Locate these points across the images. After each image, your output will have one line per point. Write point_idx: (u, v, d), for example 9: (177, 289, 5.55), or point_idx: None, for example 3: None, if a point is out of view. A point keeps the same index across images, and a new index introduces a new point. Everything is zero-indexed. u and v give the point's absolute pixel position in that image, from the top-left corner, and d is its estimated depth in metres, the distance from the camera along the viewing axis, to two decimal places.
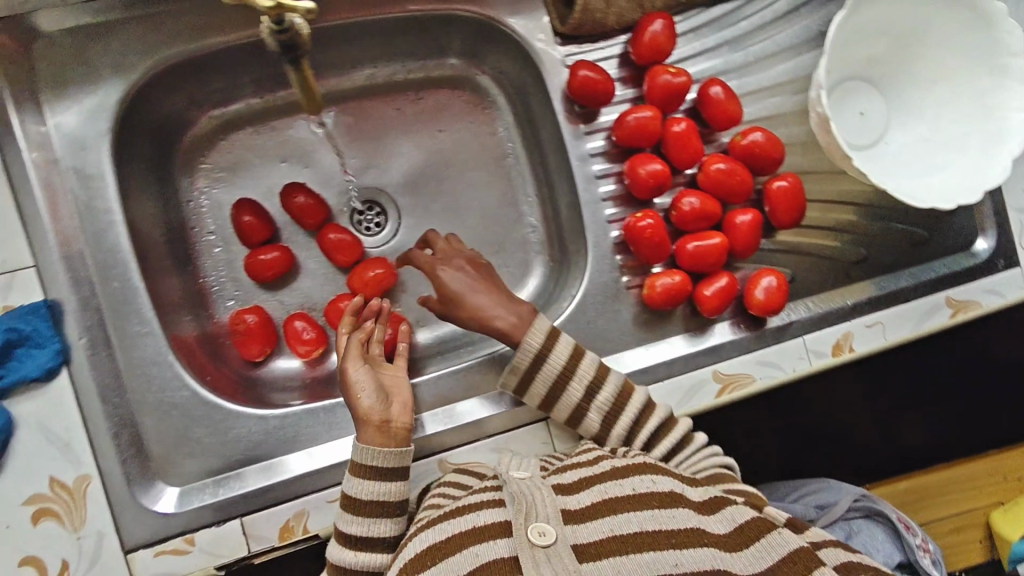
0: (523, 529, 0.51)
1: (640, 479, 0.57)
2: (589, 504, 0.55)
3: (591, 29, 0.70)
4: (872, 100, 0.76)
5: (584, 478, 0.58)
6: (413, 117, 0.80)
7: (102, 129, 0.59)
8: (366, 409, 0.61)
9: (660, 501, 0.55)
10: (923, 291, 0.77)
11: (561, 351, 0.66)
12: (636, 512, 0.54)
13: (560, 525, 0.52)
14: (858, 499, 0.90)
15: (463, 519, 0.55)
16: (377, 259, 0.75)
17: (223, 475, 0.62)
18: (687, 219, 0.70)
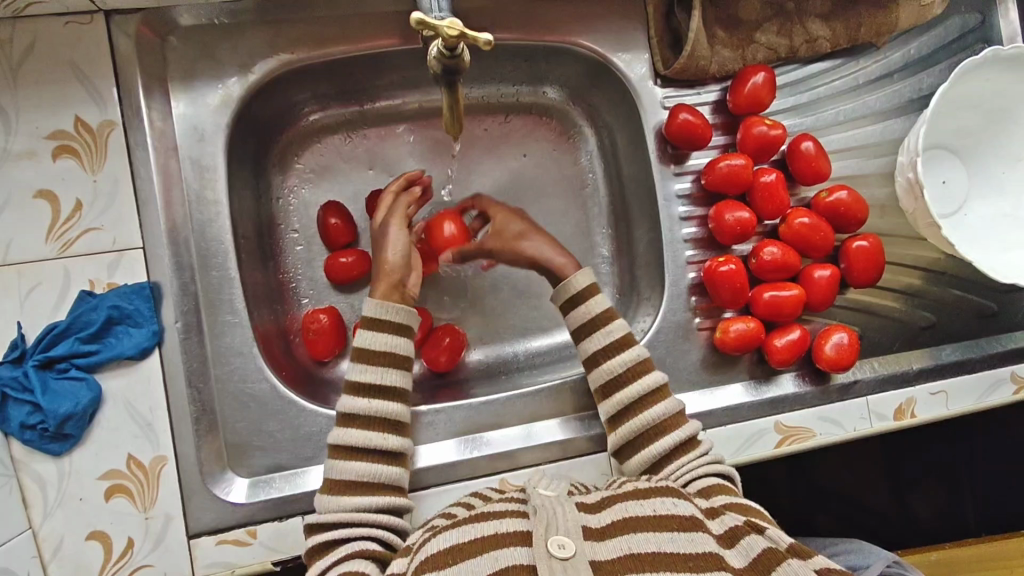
0: (543, 540, 0.51)
1: (663, 502, 0.57)
2: (610, 522, 0.55)
3: (692, 75, 0.72)
4: (955, 169, 0.77)
5: (609, 497, 0.58)
6: (499, 139, 0.82)
7: (221, 122, 0.63)
8: (394, 263, 0.67)
9: (680, 524, 0.54)
10: (989, 364, 0.77)
11: (647, 382, 0.65)
12: (655, 533, 0.53)
13: (580, 541, 0.52)
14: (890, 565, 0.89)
15: (482, 525, 0.55)
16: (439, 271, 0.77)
17: (289, 471, 0.63)
18: (767, 268, 0.71)
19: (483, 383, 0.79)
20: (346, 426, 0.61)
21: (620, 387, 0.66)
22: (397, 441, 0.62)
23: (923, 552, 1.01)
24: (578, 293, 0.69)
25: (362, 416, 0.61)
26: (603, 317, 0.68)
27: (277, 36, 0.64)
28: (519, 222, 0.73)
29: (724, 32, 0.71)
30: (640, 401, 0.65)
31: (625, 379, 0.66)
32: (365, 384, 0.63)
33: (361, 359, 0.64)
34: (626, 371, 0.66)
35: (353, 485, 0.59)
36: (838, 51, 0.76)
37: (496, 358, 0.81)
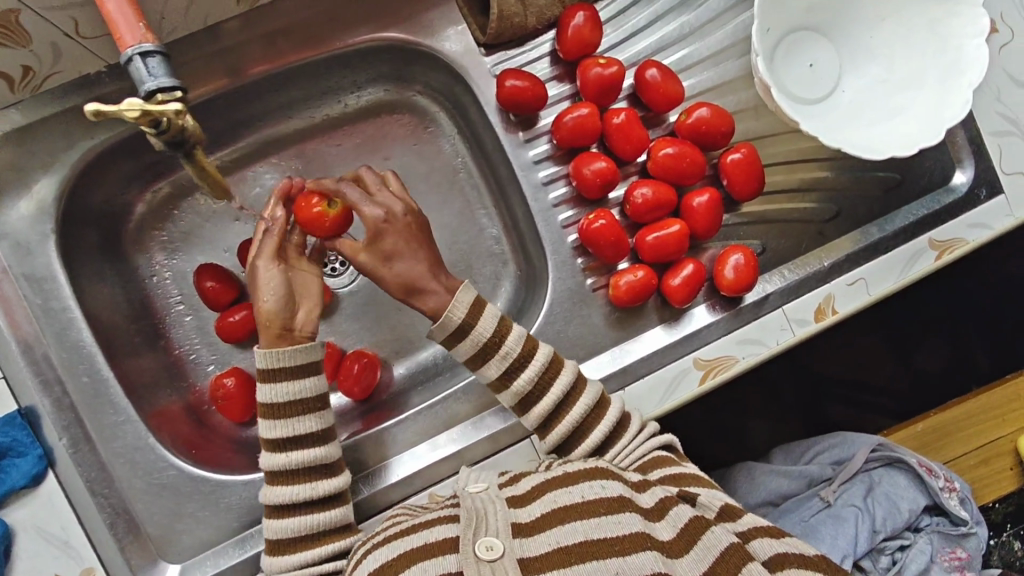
0: (470, 542, 0.50)
1: (590, 486, 0.55)
2: (541, 514, 0.53)
3: (512, 34, 0.67)
4: (821, 48, 0.72)
5: (540, 486, 0.56)
6: (358, 150, 0.79)
7: (45, 228, 0.62)
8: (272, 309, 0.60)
9: (608, 507, 0.53)
10: (904, 239, 0.74)
11: (560, 385, 0.63)
12: (583, 521, 0.52)
13: (509, 538, 0.51)
14: (876, 448, 0.96)
15: (409, 538, 0.54)
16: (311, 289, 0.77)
17: (246, 531, 0.63)
18: (642, 211, 0.68)
19: (405, 397, 0.78)
20: (272, 454, 0.59)
21: (536, 400, 0.63)
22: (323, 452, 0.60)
23: (908, 427, 1.03)
24: (461, 325, 0.62)
25: (291, 440, 0.59)
26: (495, 339, 0.62)
27: (72, 123, 0.61)
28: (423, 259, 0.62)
29: None
30: (560, 407, 0.63)
31: (536, 394, 0.63)
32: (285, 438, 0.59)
33: (270, 415, 0.59)
34: (535, 386, 0.63)
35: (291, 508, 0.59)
36: None
37: (412, 369, 0.80)
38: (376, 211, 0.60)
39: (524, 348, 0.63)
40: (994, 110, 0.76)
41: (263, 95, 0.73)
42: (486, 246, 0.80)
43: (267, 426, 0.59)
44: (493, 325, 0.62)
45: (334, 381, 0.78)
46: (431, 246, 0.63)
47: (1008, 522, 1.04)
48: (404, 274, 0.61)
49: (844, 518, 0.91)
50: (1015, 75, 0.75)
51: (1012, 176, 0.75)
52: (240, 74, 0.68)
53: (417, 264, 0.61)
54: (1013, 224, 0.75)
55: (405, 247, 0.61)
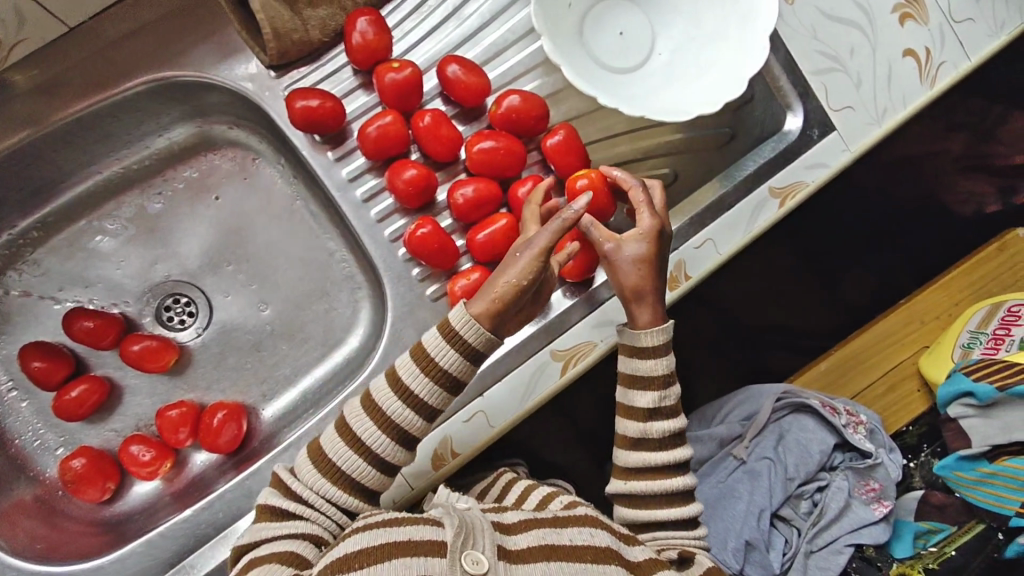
0: (457, 554, 0.48)
1: (579, 532, 0.54)
2: (527, 545, 0.51)
3: (298, 52, 0.64)
4: (629, 14, 0.71)
5: (528, 518, 0.54)
6: (184, 197, 0.76)
7: None
8: (508, 290, 0.54)
9: (593, 556, 0.52)
10: (746, 192, 0.74)
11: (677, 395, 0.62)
12: (568, 564, 0.51)
13: (495, 558, 0.49)
14: (783, 396, 0.95)
15: (394, 531, 0.51)
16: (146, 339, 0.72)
17: (169, 574, 0.61)
18: (466, 211, 0.66)
19: (270, 443, 0.74)
20: (342, 439, 0.55)
21: (661, 418, 0.60)
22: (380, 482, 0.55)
23: (813, 368, 1.02)
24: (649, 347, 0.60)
25: (379, 459, 0.54)
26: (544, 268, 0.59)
27: None
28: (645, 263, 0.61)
29: None
30: (653, 417, 0.60)
31: (664, 414, 0.61)
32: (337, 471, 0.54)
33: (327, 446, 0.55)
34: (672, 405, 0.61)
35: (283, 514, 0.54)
36: None
37: (276, 411, 0.75)
38: (642, 224, 0.60)
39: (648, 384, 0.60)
40: (813, 49, 0.76)
41: (56, 156, 0.69)
42: (338, 270, 0.78)
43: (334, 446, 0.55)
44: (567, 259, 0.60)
45: (197, 439, 0.73)
46: (660, 264, 0.61)
47: (924, 444, 1.01)
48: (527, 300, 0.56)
49: (757, 472, 0.91)
50: (829, 11, 0.76)
51: (841, 111, 0.76)
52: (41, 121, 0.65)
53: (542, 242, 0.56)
54: (850, 159, 0.75)
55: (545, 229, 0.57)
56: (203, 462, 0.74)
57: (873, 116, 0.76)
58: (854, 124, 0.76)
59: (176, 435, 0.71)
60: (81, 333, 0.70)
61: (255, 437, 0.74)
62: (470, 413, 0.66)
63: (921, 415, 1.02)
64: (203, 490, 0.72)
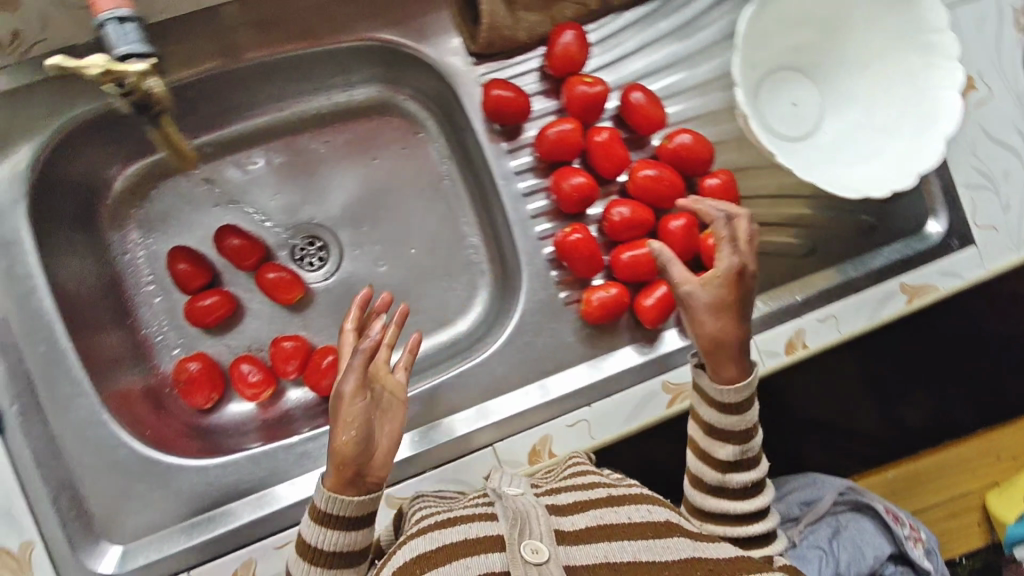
0: (515, 544, 0.44)
1: (637, 510, 0.51)
2: (586, 527, 0.48)
3: (503, 47, 0.69)
4: (804, 88, 0.74)
5: (581, 502, 0.52)
6: (343, 148, 0.80)
7: (19, 192, 0.60)
8: (350, 451, 0.46)
9: (655, 530, 0.49)
10: (874, 281, 0.75)
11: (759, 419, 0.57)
12: (632, 540, 0.48)
13: (554, 544, 0.45)
14: (844, 492, 0.91)
15: (447, 530, 0.49)
16: (282, 267, 0.77)
17: (199, 517, 0.63)
18: (619, 228, 0.69)
19: None
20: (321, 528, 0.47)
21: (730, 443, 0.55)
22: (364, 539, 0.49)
23: (881, 473, 0.97)
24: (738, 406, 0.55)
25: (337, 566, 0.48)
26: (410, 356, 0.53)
27: (54, 92, 0.61)
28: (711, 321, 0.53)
29: None
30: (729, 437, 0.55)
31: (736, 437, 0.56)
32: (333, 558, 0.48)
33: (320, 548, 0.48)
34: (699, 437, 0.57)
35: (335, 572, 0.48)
36: None
37: None
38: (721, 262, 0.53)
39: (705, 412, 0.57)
40: (969, 163, 0.77)
41: (251, 85, 0.74)
42: (464, 253, 0.81)
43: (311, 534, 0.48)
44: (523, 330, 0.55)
45: (301, 376, 0.76)
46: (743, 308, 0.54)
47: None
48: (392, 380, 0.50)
49: (808, 559, 0.90)
50: (991, 132, 0.77)
51: (983, 229, 0.76)
52: (235, 57, 0.69)
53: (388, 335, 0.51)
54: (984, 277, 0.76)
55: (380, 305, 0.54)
56: (298, 399, 0.77)
57: (1013, 243, 0.76)
58: (994, 245, 0.76)
59: (286, 365, 0.75)
60: (229, 250, 0.75)
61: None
62: (574, 418, 0.68)
63: (981, 549, 1.00)
64: (293, 426, 0.75)
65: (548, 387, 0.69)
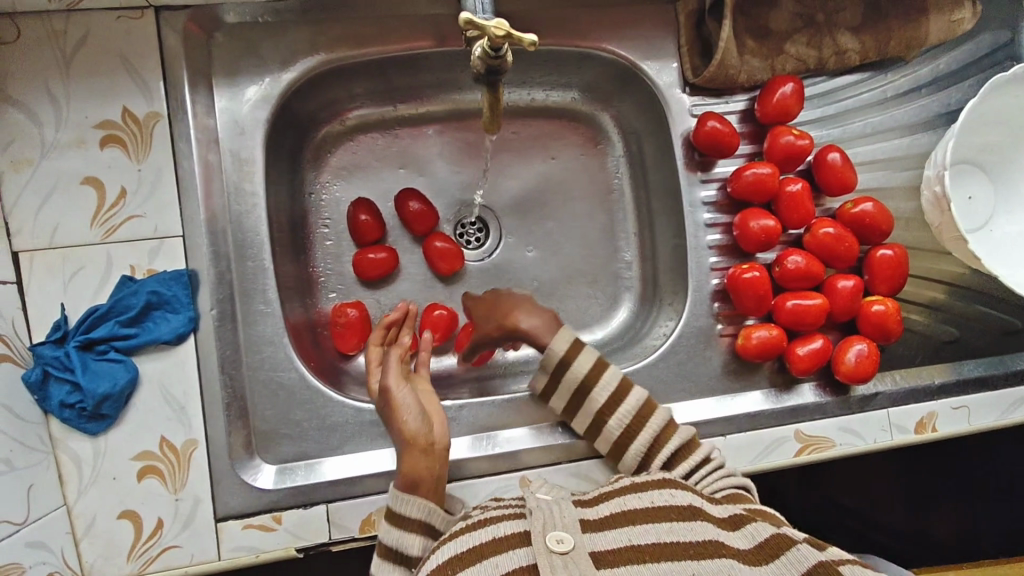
0: (540, 536, 0.49)
1: (660, 494, 0.55)
2: (607, 515, 0.53)
3: (721, 84, 0.73)
4: (980, 184, 0.77)
5: (603, 494, 0.57)
6: (529, 141, 0.83)
7: (261, 117, 0.65)
8: (414, 428, 0.60)
9: (679, 514, 0.53)
10: (1010, 382, 0.77)
11: (655, 425, 0.65)
12: (656, 524, 0.51)
13: (579, 534, 0.50)
14: None
15: (476, 534, 0.53)
16: (445, 239, 0.79)
17: (291, 463, 0.64)
18: (790, 277, 0.71)
19: (501, 380, 0.80)
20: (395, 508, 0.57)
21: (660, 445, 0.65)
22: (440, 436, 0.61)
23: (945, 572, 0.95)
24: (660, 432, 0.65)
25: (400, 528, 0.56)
26: (591, 376, 0.68)
27: (320, 35, 0.66)
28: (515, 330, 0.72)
29: (753, 42, 0.71)
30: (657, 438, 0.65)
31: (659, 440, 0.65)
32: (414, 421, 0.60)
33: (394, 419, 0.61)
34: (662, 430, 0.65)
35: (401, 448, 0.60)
36: (867, 64, 0.76)
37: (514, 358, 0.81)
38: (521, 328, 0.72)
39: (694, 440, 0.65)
40: None
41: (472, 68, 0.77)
42: (615, 266, 0.83)
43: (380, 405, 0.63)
44: (629, 410, 0.66)
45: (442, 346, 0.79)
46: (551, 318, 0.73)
47: None
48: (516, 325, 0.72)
49: None
50: None
51: None
52: None
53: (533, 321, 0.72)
54: None
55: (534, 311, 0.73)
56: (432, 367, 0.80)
57: None
58: None
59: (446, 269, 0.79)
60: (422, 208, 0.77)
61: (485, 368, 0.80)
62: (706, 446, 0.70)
63: None
64: None
65: (687, 410, 0.71)
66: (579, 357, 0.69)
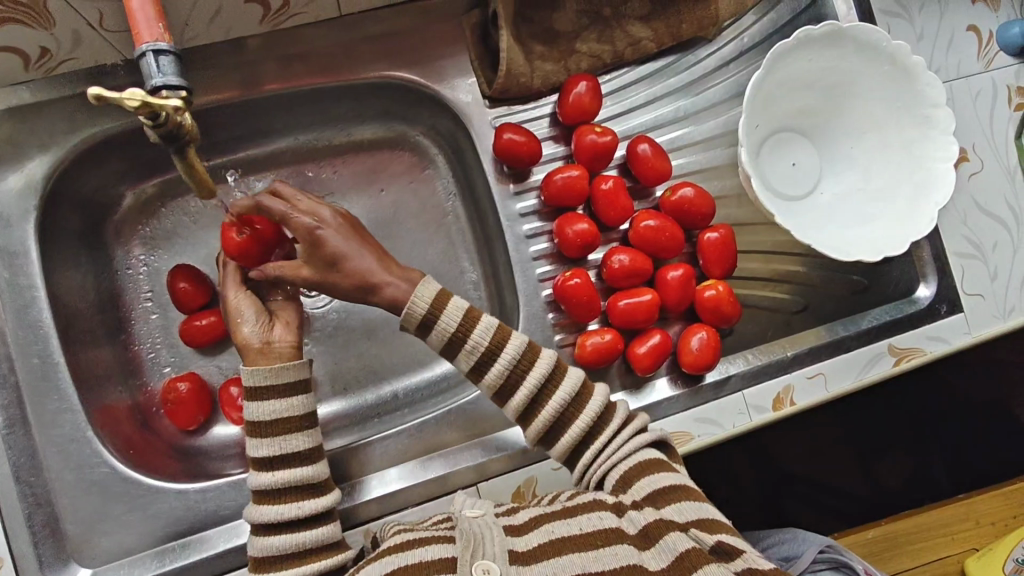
0: (467, 566, 0.46)
1: (588, 518, 0.51)
2: (537, 545, 0.49)
3: (518, 92, 0.71)
4: (804, 150, 0.77)
5: (537, 518, 0.53)
6: (353, 178, 0.81)
7: (29, 204, 0.62)
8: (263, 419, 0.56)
9: (604, 541, 0.49)
10: (866, 340, 0.76)
11: (538, 372, 0.59)
12: (579, 555, 0.48)
13: (505, 565, 0.47)
14: (824, 550, 0.77)
15: (404, 553, 0.49)
16: None
17: (109, 565, 0.60)
18: (618, 276, 0.70)
19: (358, 429, 0.77)
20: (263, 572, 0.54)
21: (541, 405, 0.59)
22: (322, 502, 0.57)
23: (858, 533, 0.92)
24: (541, 388, 0.59)
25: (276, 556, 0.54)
26: (461, 331, 0.60)
27: (79, 111, 0.62)
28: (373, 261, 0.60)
29: (542, 46, 0.70)
30: (538, 397, 0.59)
31: (541, 398, 0.59)
32: (280, 422, 0.57)
33: (261, 433, 0.56)
34: (515, 370, 0.59)
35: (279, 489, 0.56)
36: (667, 49, 0.76)
37: (370, 401, 0.79)
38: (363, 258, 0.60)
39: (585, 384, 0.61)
40: (959, 233, 0.79)
41: (272, 113, 0.74)
42: (461, 288, 0.81)
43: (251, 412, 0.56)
44: (509, 361, 0.59)
45: None
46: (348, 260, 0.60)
47: None
48: (358, 272, 0.59)
49: None
50: (982, 205, 0.79)
51: (971, 297, 0.78)
52: (253, 88, 0.69)
53: (370, 261, 0.60)
54: (969, 343, 0.77)
55: (391, 274, 0.60)
56: None
57: (1000, 311, 0.78)
58: (981, 313, 0.78)
59: (266, 254, 0.62)
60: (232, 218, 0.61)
61: (342, 417, 0.78)
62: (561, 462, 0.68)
63: None
64: None
65: None
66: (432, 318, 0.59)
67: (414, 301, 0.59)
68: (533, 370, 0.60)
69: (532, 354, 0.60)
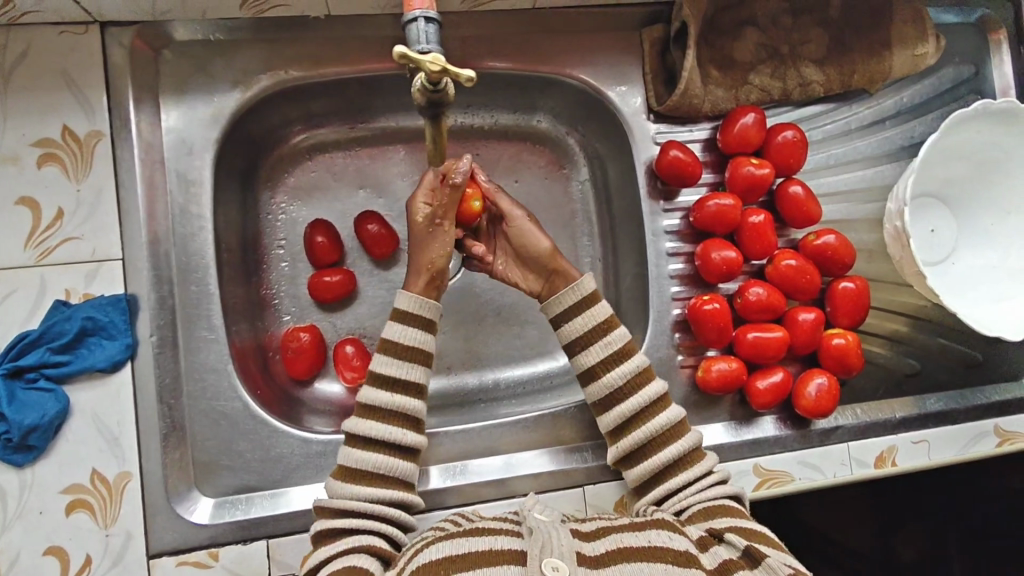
0: (535, 560, 0.45)
1: (657, 534, 0.51)
2: (604, 550, 0.48)
3: (684, 113, 0.72)
4: (943, 218, 0.76)
5: (606, 527, 0.53)
6: (492, 164, 0.81)
7: (210, 137, 0.62)
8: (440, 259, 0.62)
9: (675, 557, 0.48)
10: (973, 415, 0.76)
11: (646, 394, 0.61)
12: (648, 563, 0.47)
13: (574, 566, 0.46)
14: None
15: (474, 539, 0.49)
16: None
17: (231, 496, 0.61)
18: (752, 308, 0.70)
19: (463, 409, 0.77)
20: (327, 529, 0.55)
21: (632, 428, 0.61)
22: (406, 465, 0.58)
23: None
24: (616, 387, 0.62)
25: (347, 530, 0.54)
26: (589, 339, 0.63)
27: (270, 54, 0.64)
28: (548, 242, 0.65)
29: (717, 71, 0.71)
30: (640, 413, 0.61)
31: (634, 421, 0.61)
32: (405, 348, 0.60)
33: (387, 351, 0.60)
34: (625, 384, 0.62)
35: (381, 410, 0.58)
36: (832, 95, 0.76)
37: (473, 385, 0.79)
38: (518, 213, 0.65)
39: (607, 320, 0.63)
40: None
41: None
42: None
43: (392, 331, 0.60)
44: (622, 374, 0.62)
45: None
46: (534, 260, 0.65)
47: None
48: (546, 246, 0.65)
49: None
50: None
51: None
52: None
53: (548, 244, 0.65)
54: None
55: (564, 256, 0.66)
56: None
57: None
58: None
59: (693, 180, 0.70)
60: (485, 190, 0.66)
61: (521, 385, 0.80)
62: None
63: None
64: None
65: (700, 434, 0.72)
66: (585, 313, 0.64)
67: (562, 295, 0.64)
68: (641, 394, 0.61)
69: (644, 375, 0.62)
